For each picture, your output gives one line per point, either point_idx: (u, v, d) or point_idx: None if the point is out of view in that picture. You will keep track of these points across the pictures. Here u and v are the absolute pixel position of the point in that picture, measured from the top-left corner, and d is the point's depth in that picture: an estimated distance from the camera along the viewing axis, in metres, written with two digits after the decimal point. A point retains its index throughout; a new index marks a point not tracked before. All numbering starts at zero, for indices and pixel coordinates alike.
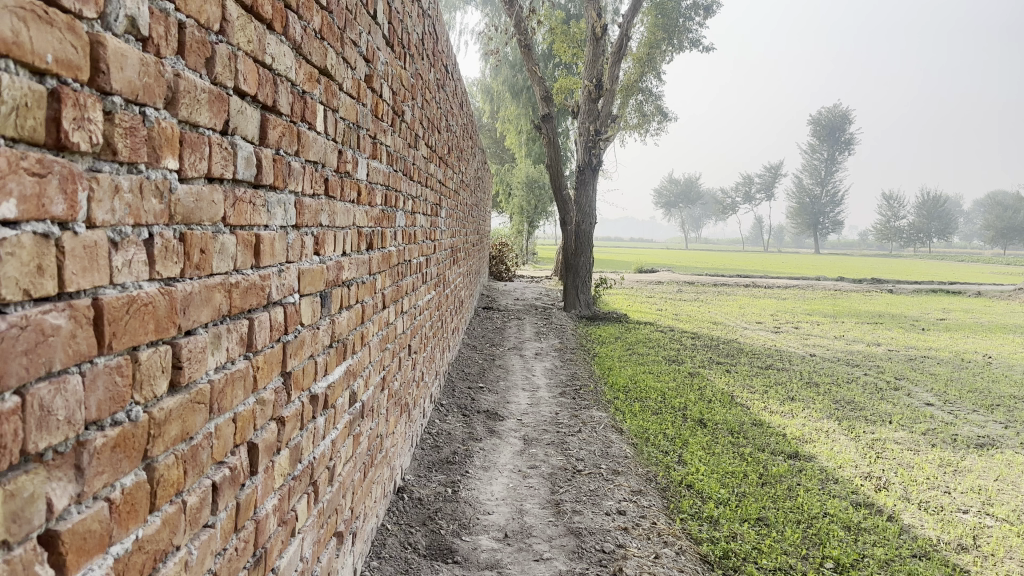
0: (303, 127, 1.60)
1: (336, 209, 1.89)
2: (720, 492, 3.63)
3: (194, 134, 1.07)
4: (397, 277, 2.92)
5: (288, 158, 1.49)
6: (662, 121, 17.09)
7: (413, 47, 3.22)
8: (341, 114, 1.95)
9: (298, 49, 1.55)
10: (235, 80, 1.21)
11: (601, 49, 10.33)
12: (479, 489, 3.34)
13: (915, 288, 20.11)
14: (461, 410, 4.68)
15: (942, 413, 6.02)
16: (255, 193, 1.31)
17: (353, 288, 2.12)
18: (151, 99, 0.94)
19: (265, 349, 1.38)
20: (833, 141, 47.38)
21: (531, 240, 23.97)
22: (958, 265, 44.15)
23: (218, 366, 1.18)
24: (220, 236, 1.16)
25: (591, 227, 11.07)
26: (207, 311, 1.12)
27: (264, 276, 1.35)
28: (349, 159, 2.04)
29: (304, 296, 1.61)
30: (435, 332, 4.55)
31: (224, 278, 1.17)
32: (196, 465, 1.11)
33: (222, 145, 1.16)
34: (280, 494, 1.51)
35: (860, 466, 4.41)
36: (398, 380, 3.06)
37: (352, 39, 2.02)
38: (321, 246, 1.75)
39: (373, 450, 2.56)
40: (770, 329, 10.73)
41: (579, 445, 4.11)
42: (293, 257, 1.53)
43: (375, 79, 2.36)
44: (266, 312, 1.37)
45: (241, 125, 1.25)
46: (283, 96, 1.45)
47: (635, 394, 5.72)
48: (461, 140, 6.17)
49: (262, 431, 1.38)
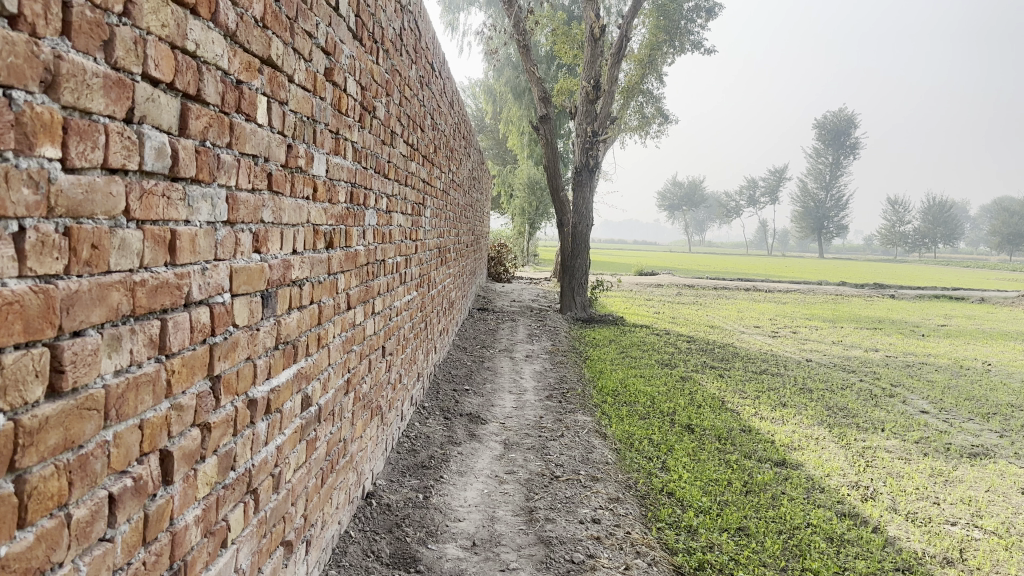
0: (238, 118, 1.52)
1: (283, 206, 1.82)
2: (701, 501, 3.54)
3: (85, 122, 0.99)
4: (365, 277, 2.84)
5: (216, 151, 1.42)
6: (663, 124, 17.01)
7: (388, 42, 3.14)
8: (291, 107, 1.87)
9: (232, 36, 1.47)
10: (143, 66, 1.14)
11: (599, 50, 10.25)
12: (452, 495, 3.27)
13: (917, 294, 19.99)
14: (443, 414, 4.61)
15: (937, 421, 5.92)
16: (170, 186, 1.24)
17: (306, 288, 2.05)
18: (20, 81, 0.87)
19: (184, 351, 1.31)
20: (837, 145, 47.06)
21: (532, 242, 23.91)
22: (963, 271, 43.97)
23: (119, 370, 1.11)
24: (120, 230, 1.09)
25: (588, 229, 10.98)
26: (100, 311, 1.04)
27: (182, 274, 1.28)
28: (301, 155, 1.97)
29: (238, 296, 1.54)
30: (417, 334, 4.46)
31: (124, 276, 1.10)
32: (86, 475, 1.03)
33: (124, 134, 1.09)
34: (206, 504, 1.43)
35: (848, 475, 4.32)
36: (368, 383, 2.99)
37: (305, 30, 1.95)
38: (262, 244, 1.68)
39: (334, 455, 2.49)
40: (768, 334, 10.64)
41: (560, 450, 4.03)
42: (222, 255, 1.46)
43: (336, 73, 2.29)
44: (184, 313, 1.29)
45: (152, 114, 1.18)
46: (210, 86, 1.38)
47: (623, 398, 5.63)
48: (452, 139, 6.11)
49: (179, 438, 1.31)
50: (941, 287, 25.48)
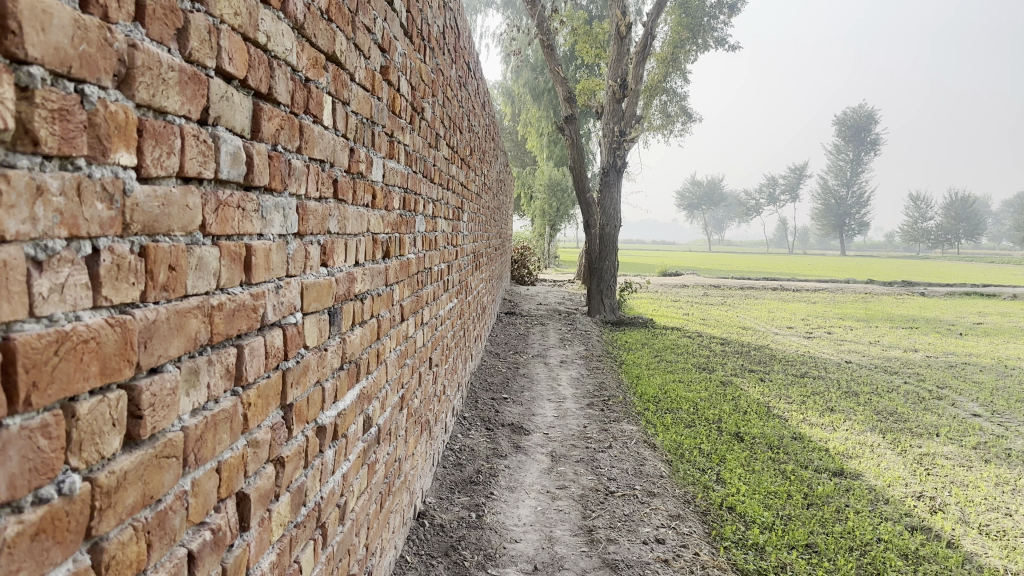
0: (306, 119, 1.38)
1: (347, 214, 1.68)
2: (764, 516, 3.37)
3: (160, 123, 0.85)
4: (416, 286, 2.71)
5: (288, 156, 1.27)
6: (687, 122, 16.78)
7: (433, 40, 3.01)
8: (353, 108, 1.73)
9: (300, 28, 1.33)
10: (217, 59, 1.00)
11: (626, 48, 10.06)
12: (505, 513, 3.12)
13: (949, 290, 19.57)
14: (485, 424, 4.46)
15: (991, 425, 5.68)
16: (245, 196, 1.10)
17: (367, 302, 1.91)
18: (92, 74, 0.72)
19: (259, 380, 1.17)
20: (858, 140, 46.48)
21: (552, 243, 23.76)
22: (990, 267, 43.37)
23: (196, 409, 0.97)
24: (197, 248, 0.95)
25: (616, 230, 10.79)
26: (178, 342, 0.90)
27: (258, 295, 1.14)
28: (362, 158, 1.83)
29: (308, 315, 1.39)
30: (458, 342, 4.33)
31: (201, 301, 0.96)
32: (164, 533, 0.89)
33: (199, 137, 0.95)
34: (280, 548, 1.29)
35: (911, 484, 4.13)
36: (418, 397, 2.84)
37: (365, 25, 1.81)
38: (329, 257, 1.54)
39: (391, 476, 2.34)
40: (802, 334, 10.39)
41: (610, 462, 3.88)
42: (294, 270, 1.32)
43: (391, 71, 2.14)
44: (260, 337, 1.15)
45: (227, 114, 1.04)
46: (280, 83, 1.23)
47: (666, 405, 5.46)
48: (484, 141, 5.99)
49: (255, 478, 1.17)
50: (972, 282, 24.94)
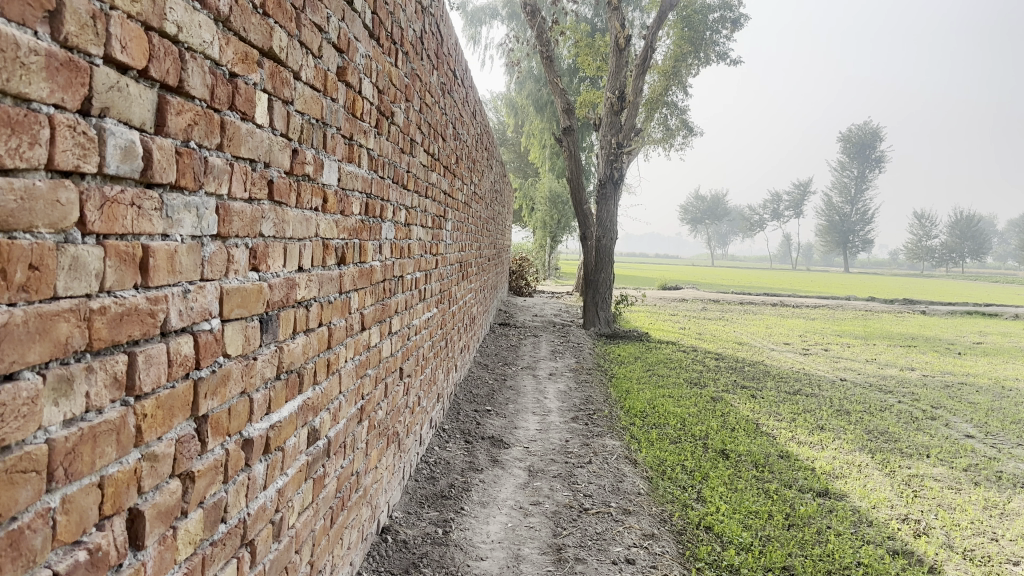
0: (232, 116, 1.32)
1: (287, 218, 1.62)
2: (742, 536, 3.29)
3: (20, 111, 0.79)
4: (382, 295, 2.64)
5: (204, 153, 1.21)
6: (689, 136, 16.74)
7: (408, 44, 2.96)
8: (297, 108, 1.67)
9: (224, 21, 1.27)
10: (104, 47, 0.94)
11: (625, 61, 10.01)
12: (474, 529, 3.04)
13: (950, 309, 19.42)
14: (464, 437, 4.39)
15: (984, 447, 5.58)
16: (143, 194, 1.03)
17: (314, 309, 1.85)
18: None
19: (160, 391, 1.10)
20: (862, 157, 46.36)
21: (553, 255, 23.71)
22: (993, 288, 43.17)
23: (69, 421, 0.90)
24: (71, 246, 0.88)
25: (612, 242, 10.70)
26: (42, 347, 0.84)
27: (158, 299, 1.07)
28: (309, 160, 1.77)
29: (230, 321, 1.33)
30: (437, 353, 4.25)
31: (76, 303, 0.90)
32: (19, 555, 0.82)
33: (76, 128, 0.88)
34: (188, 567, 1.22)
35: (896, 506, 4.03)
36: (383, 409, 2.77)
37: (315, 22, 1.75)
38: (261, 262, 1.47)
39: (345, 491, 2.27)
40: (798, 351, 10.30)
41: (588, 478, 3.79)
42: (211, 274, 1.25)
43: (350, 74, 2.08)
44: (159, 344, 1.09)
45: (119, 105, 0.97)
46: (195, 77, 1.17)
47: (652, 420, 5.37)
48: (474, 151, 5.94)
49: (152, 494, 1.10)
50: (974, 302, 24.85)
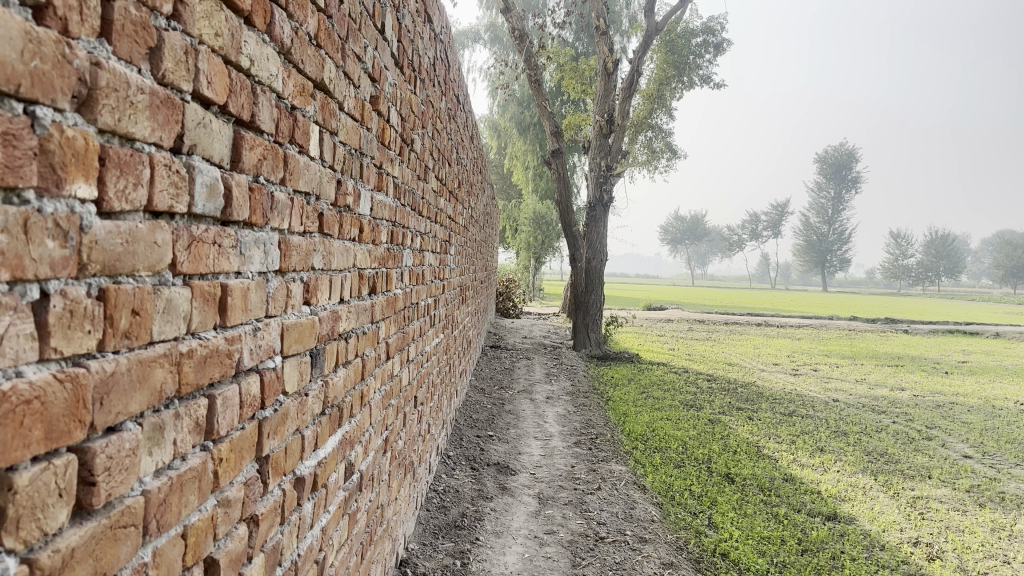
0: (291, 149, 1.29)
1: (332, 250, 1.59)
2: (759, 563, 3.27)
3: (126, 151, 0.76)
4: (403, 322, 2.61)
5: (270, 188, 1.19)
6: (673, 158, 16.84)
7: (424, 71, 2.95)
8: (340, 138, 1.65)
9: (287, 53, 1.24)
10: (194, 82, 0.91)
11: (613, 84, 10.05)
12: (491, 560, 3.00)
13: (931, 328, 19.64)
14: (470, 463, 4.34)
15: (983, 467, 5.61)
16: (222, 231, 1.01)
17: (352, 341, 1.81)
18: (46, 94, 0.63)
19: (233, 433, 1.07)
20: (840, 178, 46.93)
21: (538, 276, 23.73)
22: (969, 305, 43.81)
23: (160, 469, 0.87)
24: (166, 289, 0.85)
25: (602, 264, 10.70)
26: (141, 397, 0.80)
27: (233, 339, 1.04)
28: (350, 191, 1.75)
29: (289, 358, 1.30)
30: (442, 379, 4.19)
31: (169, 348, 0.86)
32: None
33: (171, 167, 0.86)
34: None
35: (906, 530, 4.03)
36: (403, 439, 2.73)
37: (355, 53, 1.73)
38: (312, 295, 1.45)
39: (372, 524, 2.23)
40: (788, 372, 10.33)
41: (600, 505, 3.77)
42: (274, 310, 1.23)
43: (381, 102, 2.06)
44: (234, 385, 1.06)
45: (204, 143, 0.95)
46: (264, 111, 1.15)
47: (654, 443, 5.36)
48: (471, 173, 5.88)
49: (225, 540, 1.06)
50: (952, 321, 25.13)
